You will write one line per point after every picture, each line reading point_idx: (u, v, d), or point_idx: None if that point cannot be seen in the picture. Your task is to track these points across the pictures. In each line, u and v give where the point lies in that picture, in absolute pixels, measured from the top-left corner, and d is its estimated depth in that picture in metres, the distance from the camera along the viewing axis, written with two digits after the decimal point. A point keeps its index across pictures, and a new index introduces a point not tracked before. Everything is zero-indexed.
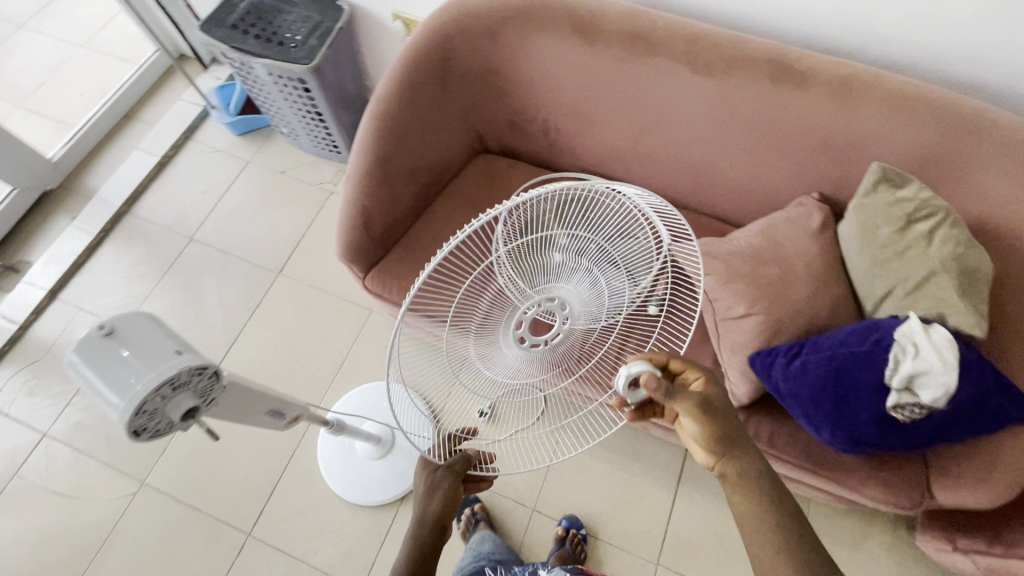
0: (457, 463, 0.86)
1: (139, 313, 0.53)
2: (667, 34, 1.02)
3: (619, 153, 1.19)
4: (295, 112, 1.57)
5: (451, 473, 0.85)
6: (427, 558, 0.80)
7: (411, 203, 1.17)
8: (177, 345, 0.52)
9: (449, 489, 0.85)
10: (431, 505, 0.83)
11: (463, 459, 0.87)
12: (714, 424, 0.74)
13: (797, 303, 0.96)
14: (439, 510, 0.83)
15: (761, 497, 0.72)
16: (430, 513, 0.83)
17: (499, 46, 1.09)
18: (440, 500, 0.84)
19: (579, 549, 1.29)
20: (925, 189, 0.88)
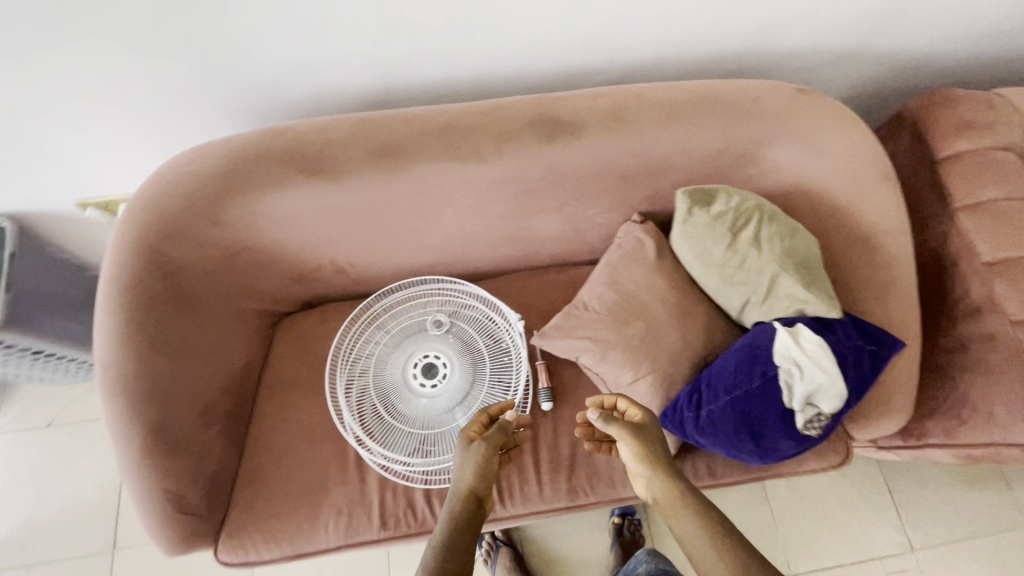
0: (495, 432, 0.78)
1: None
2: (412, 134, 0.86)
3: (431, 257, 1.03)
4: (16, 364, 1.17)
5: (488, 441, 0.76)
6: (467, 528, 0.68)
7: (226, 440, 0.92)
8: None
9: (486, 459, 0.74)
10: (465, 473, 0.73)
11: (496, 431, 0.79)
12: (643, 450, 0.75)
13: (671, 346, 0.91)
14: (473, 483, 0.72)
15: (685, 509, 0.70)
16: (462, 482, 0.73)
17: (230, 226, 0.85)
18: (473, 470, 0.73)
19: (636, 531, 1.28)
20: (732, 197, 0.85)
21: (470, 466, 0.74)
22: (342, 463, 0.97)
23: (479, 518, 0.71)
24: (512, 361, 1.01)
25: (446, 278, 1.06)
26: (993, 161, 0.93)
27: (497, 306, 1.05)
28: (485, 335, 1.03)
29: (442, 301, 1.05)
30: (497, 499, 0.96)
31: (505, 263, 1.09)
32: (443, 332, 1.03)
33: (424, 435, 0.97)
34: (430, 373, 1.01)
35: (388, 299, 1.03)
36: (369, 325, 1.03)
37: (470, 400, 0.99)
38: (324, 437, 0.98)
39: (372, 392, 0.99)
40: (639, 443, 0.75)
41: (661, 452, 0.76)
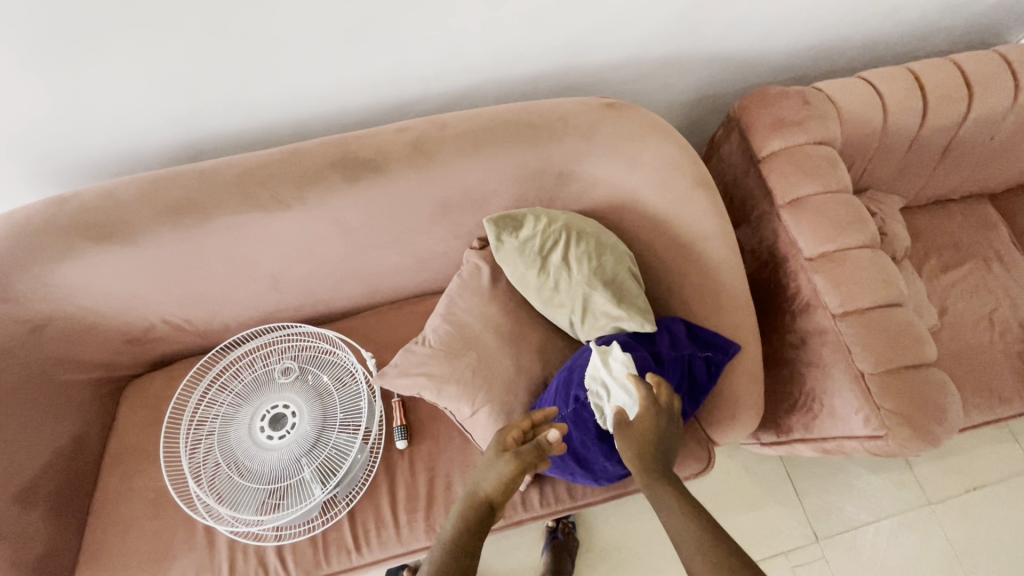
0: (530, 452, 0.71)
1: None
2: (209, 190, 0.85)
3: (272, 305, 1.02)
4: None
5: (519, 460, 0.70)
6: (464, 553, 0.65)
7: (55, 519, 0.89)
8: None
9: (511, 475, 0.70)
10: (486, 482, 0.70)
11: (532, 449, 0.71)
12: (633, 450, 0.70)
13: (505, 373, 0.90)
14: (489, 493, 0.70)
15: (672, 505, 0.65)
16: (478, 489, 0.70)
17: (24, 300, 0.84)
18: (494, 483, 0.70)
19: (572, 533, 1.28)
20: (538, 220, 0.86)
21: (492, 476, 0.70)
22: (190, 527, 0.94)
23: (485, 526, 0.69)
24: (362, 401, 0.97)
25: (293, 324, 1.05)
26: (805, 156, 0.94)
27: (349, 343, 1.06)
28: (336, 377, 1.00)
29: (292, 348, 1.04)
30: (353, 546, 0.94)
31: (355, 302, 1.08)
32: (290, 377, 0.99)
33: (272, 489, 0.92)
34: (280, 423, 0.96)
35: (233, 353, 1.02)
36: (218, 381, 1.02)
37: (318, 447, 0.92)
38: (170, 503, 0.95)
39: (217, 450, 0.95)
40: (630, 444, 0.70)
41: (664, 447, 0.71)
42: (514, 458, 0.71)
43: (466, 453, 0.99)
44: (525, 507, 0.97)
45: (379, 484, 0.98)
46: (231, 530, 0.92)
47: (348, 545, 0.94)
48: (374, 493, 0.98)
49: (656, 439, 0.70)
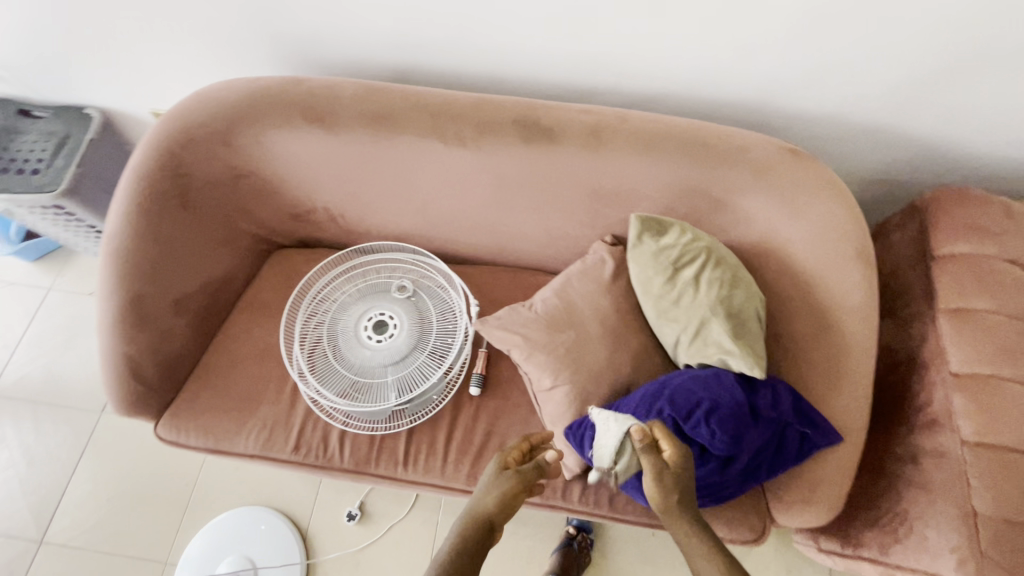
0: (529, 469, 0.78)
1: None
2: (408, 110, 0.96)
3: (412, 227, 1.12)
4: (75, 233, 1.40)
5: (519, 478, 0.77)
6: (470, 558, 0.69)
7: (191, 332, 1.05)
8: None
9: (514, 490, 0.76)
10: (489, 498, 0.75)
11: (533, 468, 0.78)
12: (661, 482, 0.69)
13: (595, 364, 0.92)
14: (492, 509, 0.74)
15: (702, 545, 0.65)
16: (481, 506, 0.74)
17: (236, 148, 1.00)
18: (497, 498, 0.75)
19: (586, 549, 1.27)
20: (685, 233, 0.87)
21: (494, 492, 0.75)
22: (281, 385, 1.06)
23: (485, 544, 0.72)
24: (455, 339, 1.04)
25: (421, 249, 1.14)
26: (986, 270, 0.86)
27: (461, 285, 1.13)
28: (440, 309, 1.08)
29: (412, 269, 1.13)
30: (401, 460, 1.01)
31: (479, 252, 1.15)
32: (403, 294, 1.09)
33: (357, 382, 1.03)
34: (381, 330, 1.07)
35: (365, 257, 1.14)
36: (344, 274, 1.14)
37: (406, 363, 1.02)
38: (274, 358, 1.08)
39: (326, 331, 1.07)
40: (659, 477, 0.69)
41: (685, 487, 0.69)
42: (514, 476, 0.77)
43: (528, 423, 1.03)
44: (564, 497, 0.98)
45: (442, 417, 1.04)
46: (312, 401, 1.03)
47: (398, 457, 1.01)
48: (435, 423, 1.04)
49: (681, 477, 0.69)
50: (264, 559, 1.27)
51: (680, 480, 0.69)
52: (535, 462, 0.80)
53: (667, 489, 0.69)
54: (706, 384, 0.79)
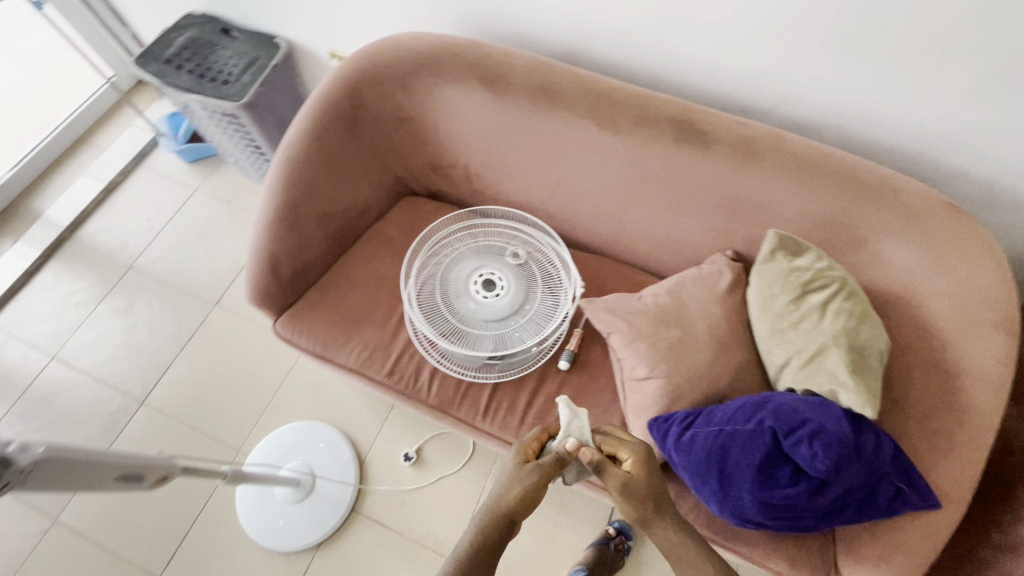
0: (550, 463, 0.79)
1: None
2: (572, 89, 1.01)
3: (539, 201, 1.17)
4: (236, 144, 1.58)
5: (540, 476, 0.78)
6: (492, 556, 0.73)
7: (325, 247, 1.16)
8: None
9: (535, 487, 0.77)
10: (510, 499, 0.76)
11: (554, 460, 0.80)
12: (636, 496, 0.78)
13: (694, 366, 0.93)
14: (514, 507, 0.76)
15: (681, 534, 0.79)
16: (504, 504, 0.76)
17: (408, 92, 1.09)
18: (519, 496, 0.76)
19: (621, 553, 1.27)
20: (821, 259, 0.87)
21: (516, 490, 0.77)
22: (388, 314, 1.14)
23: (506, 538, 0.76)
24: (557, 313, 1.09)
25: (541, 224, 1.20)
26: None
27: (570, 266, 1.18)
28: (547, 284, 1.14)
29: (528, 241, 1.19)
30: (481, 411, 1.07)
31: (594, 239, 1.19)
32: (517, 261, 1.15)
33: (457, 329, 1.09)
34: (489, 288, 1.13)
35: (487, 220, 1.21)
36: (465, 231, 1.21)
37: (507, 323, 1.08)
38: (387, 289, 1.17)
39: (440, 276, 1.15)
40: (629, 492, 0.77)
41: (651, 491, 0.79)
42: (534, 474, 0.78)
43: (608, 409, 1.05)
44: None
45: (526, 382, 1.08)
46: (414, 335, 1.11)
47: (479, 407, 1.07)
48: (519, 385, 1.08)
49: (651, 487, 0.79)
50: (327, 474, 1.37)
51: (654, 491, 0.79)
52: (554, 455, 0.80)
53: (636, 502, 0.78)
54: (813, 407, 0.79)
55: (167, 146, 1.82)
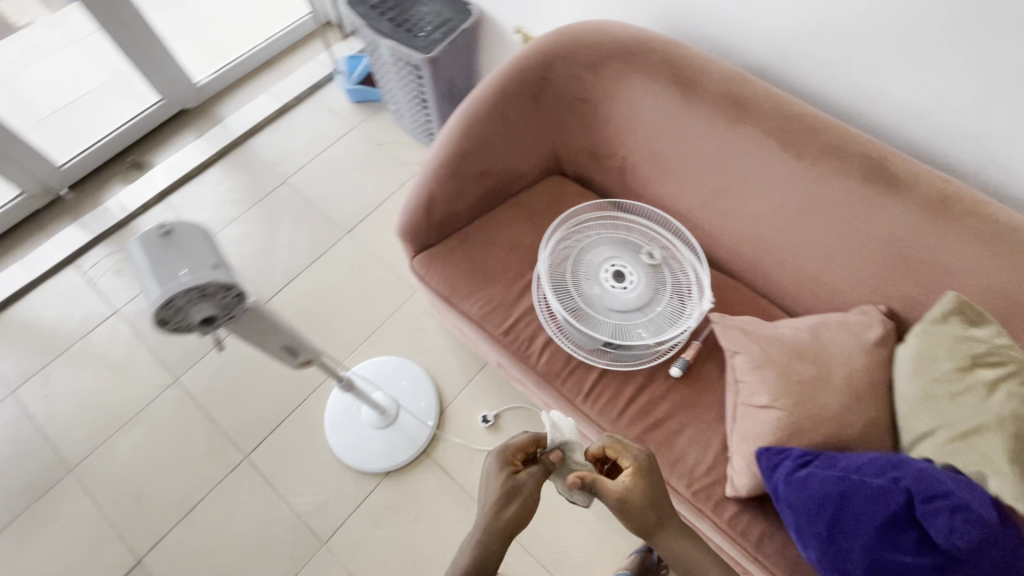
0: (536, 475, 0.82)
1: (128, 240, 0.57)
2: (764, 106, 1.00)
3: (688, 209, 1.18)
4: (406, 94, 1.71)
5: (531, 488, 0.80)
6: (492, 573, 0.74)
7: (476, 201, 1.23)
8: (186, 266, 0.56)
9: (526, 501, 0.79)
10: (506, 518, 0.77)
11: (541, 473, 0.83)
12: (633, 509, 0.81)
13: (822, 409, 0.90)
14: (511, 523, 0.77)
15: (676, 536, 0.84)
16: (499, 522, 0.77)
17: (597, 76, 1.13)
18: (514, 512, 0.78)
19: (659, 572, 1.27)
20: (1000, 335, 0.83)
21: (510, 506, 0.78)
22: (516, 279, 1.19)
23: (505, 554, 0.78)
24: (681, 321, 1.09)
25: (682, 233, 1.19)
26: None
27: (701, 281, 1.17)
28: (675, 291, 1.13)
29: (664, 246, 1.19)
30: (583, 392, 1.09)
31: (733, 260, 1.17)
32: (651, 262, 1.15)
33: (580, 309, 1.10)
34: (618, 280, 1.14)
35: (628, 217, 1.22)
36: (604, 220, 1.22)
37: (629, 317, 1.09)
38: (520, 256, 1.22)
39: (573, 256, 1.17)
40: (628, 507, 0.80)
41: (650, 503, 0.81)
42: (525, 487, 0.80)
43: (709, 428, 1.04)
44: (713, 510, 0.98)
45: (633, 379, 1.09)
46: (536, 304, 1.14)
47: (582, 388, 1.09)
48: (626, 380, 1.09)
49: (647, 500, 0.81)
50: (408, 404, 1.46)
51: (650, 502, 0.81)
52: (538, 469, 0.83)
53: (636, 514, 0.81)
54: (958, 482, 0.75)
55: (340, 84, 1.99)
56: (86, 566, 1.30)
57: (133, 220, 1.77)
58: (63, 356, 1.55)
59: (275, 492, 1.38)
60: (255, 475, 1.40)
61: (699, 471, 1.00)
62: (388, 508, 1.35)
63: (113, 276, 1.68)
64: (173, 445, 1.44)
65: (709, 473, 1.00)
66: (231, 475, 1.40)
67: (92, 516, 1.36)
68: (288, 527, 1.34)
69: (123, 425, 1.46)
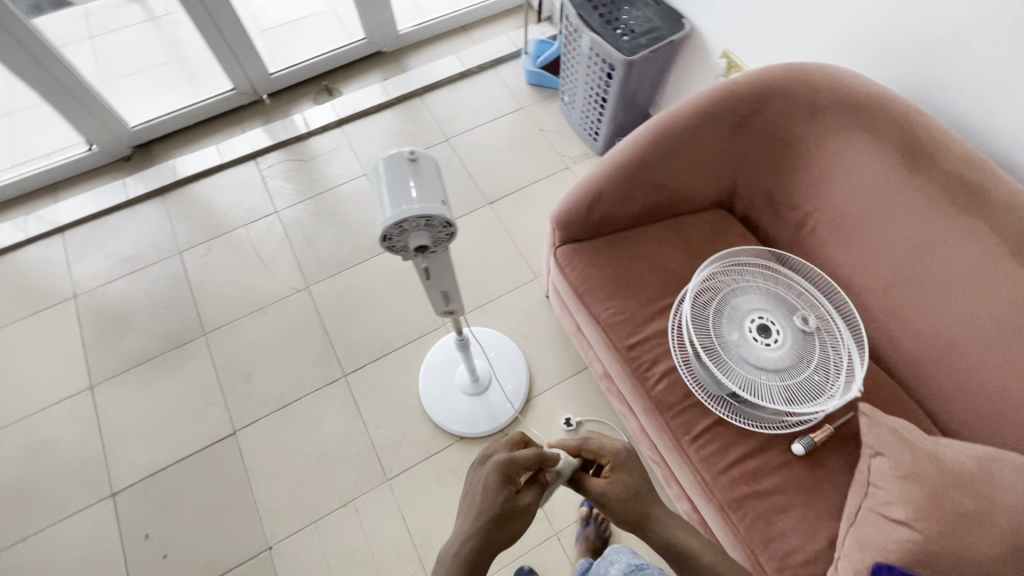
0: (531, 497, 0.76)
1: (381, 155, 0.63)
2: (1008, 201, 0.88)
3: (865, 286, 1.08)
4: (586, 90, 1.72)
5: (524, 509, 0.75)
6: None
7: (637, 211, 1.22)
8: (421, 196, 0.61)
9: (518, 522, 0.74)
10: (498, 536, 0.72)
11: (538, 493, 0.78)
12: (621, 508, 0.83)
13: (969, 551, 0.80)
14: (502, 542, 0.73)
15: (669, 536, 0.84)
16: (491, 539, 0.72)
17: (812, 122, 1.07)
18: (505, 535, 0.73)
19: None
20: None
21: (504, 529, 0.73)
22: (654, 299, 1.16)
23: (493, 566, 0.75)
24: (819, 399, 1.00)
25: (847, 309, 1.09)
26: None
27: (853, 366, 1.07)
28: (819, 366, 1.04)
29: (821, 316, 1.09)
30: (691, 434, 1.04)
31: (897, 356, 1.06)
32: (804, 327, 1.06)
33: (714, 349, 1.05)
34: (762, 334, 1.07)
35: (789, 273, 1.14)
36: (761, 270, 1.15)
37: (764, 375, 1.02)
38: (664, 277, 1.18)
39: (721, 294, 1.11)
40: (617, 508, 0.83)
41: (635, 497, 0.83)
42: (521, 508, 0.75)
43: (818, 520, 0.95)
44: None
45: (749, 440, 1.03)
46: (669, 329, 1.11)
47: (691, 430, 1.05)
48: (740, 438, 1.03)
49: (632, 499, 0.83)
50: (500, 380, 1.49)
51: (635, 501, 0.83)
52: (534, 486, 0.78)
53: (621, 511, 0.84)
54: None
55: (523, 63, 2.05)
56: (194, 420, 1.47)
57: (310, 137, 1.95)
58: (226, 236, 1.75)
59: (359, 418, 1.47)
60: (347, 395, 1.50)
61: (794, 560, 0.93)
62: (453, 471, 1.39)
63: (281, 180, 1.86)
64: (287, 343, 1.57)
65: (806, 567, 0.92)
66: (327, 388, 1.51)
67: (210, 379, 1.52)
68: (362, 453, 1.42)
69: (254, 312, 1.62)
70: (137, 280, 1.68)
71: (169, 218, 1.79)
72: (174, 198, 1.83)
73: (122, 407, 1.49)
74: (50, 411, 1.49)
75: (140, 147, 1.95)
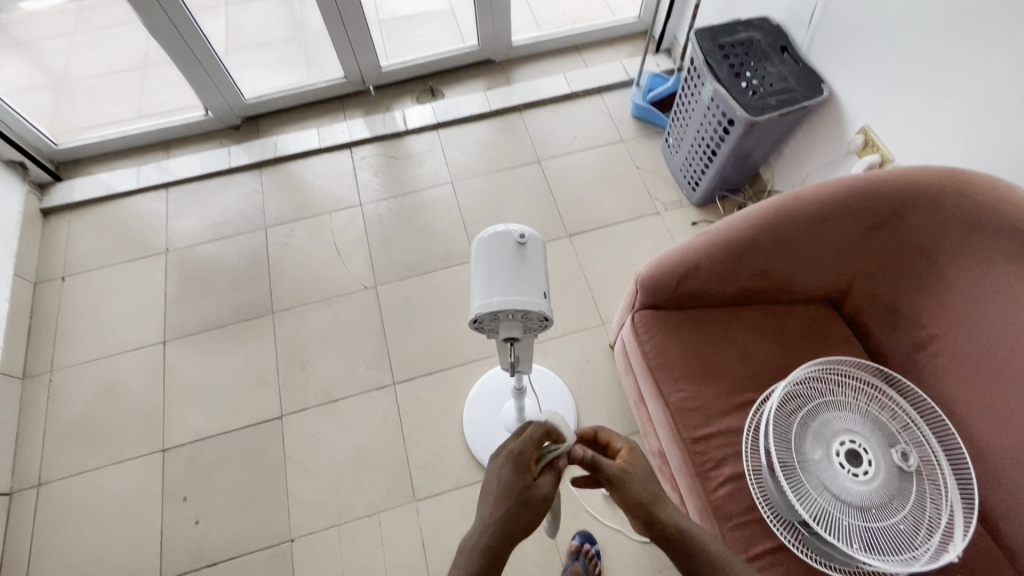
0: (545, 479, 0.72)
1: (487, 230, 0.64)
2: None
3: (988, 433, 0.93)
4: (696, 138, 1.62)
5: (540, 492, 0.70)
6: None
7: (732, 290, 1.12)
8: (524, 287, 0.61)
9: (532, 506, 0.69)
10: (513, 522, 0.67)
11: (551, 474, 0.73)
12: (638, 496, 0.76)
13: None
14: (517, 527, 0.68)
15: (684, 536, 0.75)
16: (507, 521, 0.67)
17: (963, 239, 0.94)
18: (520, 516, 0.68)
19: None
20: None
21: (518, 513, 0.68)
22: (732, 390, 1.07)
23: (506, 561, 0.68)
24: (905, 553, 0.87)
25: (961, 457, 0.94)
26: None
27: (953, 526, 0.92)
28: (911, 515, 0.91)
29: (926, 459, 0.94)
30: (747, 554, 0.94)
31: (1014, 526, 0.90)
32: (903, 465, 0.92)
33: (792, 467, 0.93)
34: (852, 462, 0.93)
35: (893, 399, 1.00)
36: (862, 388, 1.02)
37: (844, 510, 0.90)
38: (748, 368, 1.09)
39: (811, 405, 0.99)
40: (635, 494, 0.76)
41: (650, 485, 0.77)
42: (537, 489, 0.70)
43: None
44: None
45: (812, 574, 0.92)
46: (744, 429, 1.00)
47: (747, 547, 0.95)
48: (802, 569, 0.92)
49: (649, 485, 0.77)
50: None
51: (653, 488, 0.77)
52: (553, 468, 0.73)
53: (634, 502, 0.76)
54: None
55: (632, 95, 1.96)
56: (249, 394, 1.52)
57: (407, 136, 1.96)
58: (310, 219, 1.79)
59: (400, 430, 1.46)
60: (392, 404, 1.49)
61: None
62: None
63: (371, 173, 1.88)
64: (346, 339, 1.59)
65: None
66: (375, 393, 1.51)
67: (270, 359, 1.57)
68: (396, 467, 1.41)
69: (320, 300, 1.65)
70: (224, 245, 1.76)
71: (263, 191, 1.86)
72: (271, 173, 1.90)
73: (187, 367, 1.56)
74: (126, 356, 1.58)
75: (249, 119, 2.04)
